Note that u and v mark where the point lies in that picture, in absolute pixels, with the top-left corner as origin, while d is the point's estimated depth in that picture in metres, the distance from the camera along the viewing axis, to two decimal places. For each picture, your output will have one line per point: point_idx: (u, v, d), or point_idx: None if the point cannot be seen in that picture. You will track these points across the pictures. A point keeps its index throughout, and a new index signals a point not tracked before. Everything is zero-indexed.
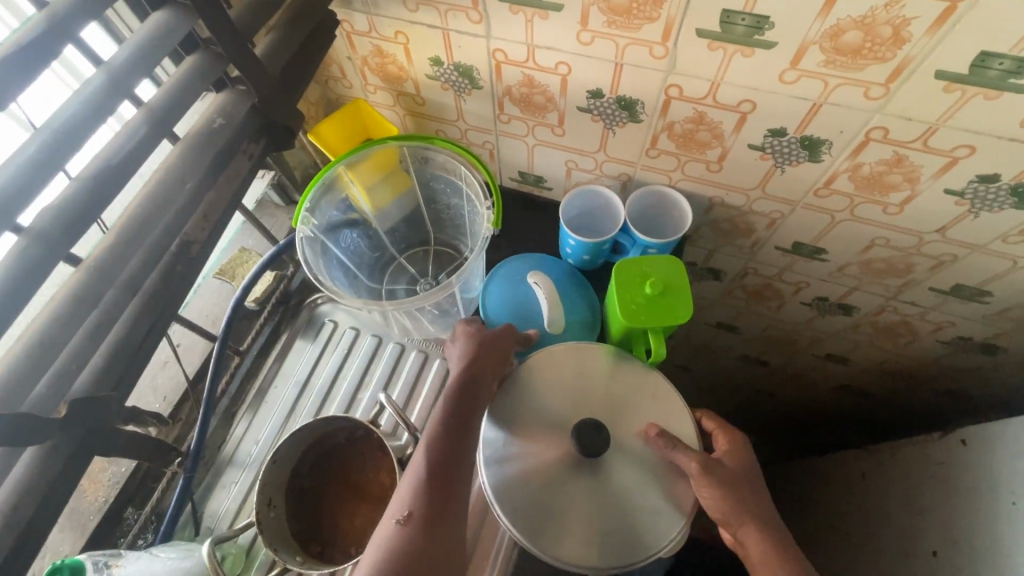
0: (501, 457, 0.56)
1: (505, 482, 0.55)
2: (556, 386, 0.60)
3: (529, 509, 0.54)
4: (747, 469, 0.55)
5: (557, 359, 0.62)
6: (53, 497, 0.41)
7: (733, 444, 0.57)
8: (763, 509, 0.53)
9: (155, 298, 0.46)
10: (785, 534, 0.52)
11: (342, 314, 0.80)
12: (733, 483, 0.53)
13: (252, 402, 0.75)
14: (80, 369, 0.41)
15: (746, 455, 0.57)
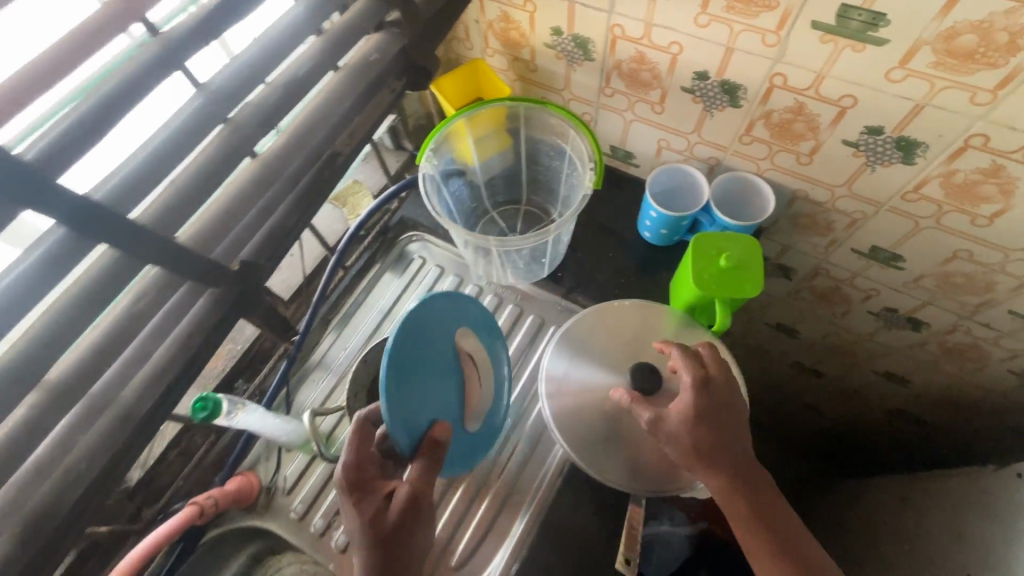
0: (562, 388, 0.65)
1: (565, 408, 0.64)
2: (616, 336, 0.67)
3: (584, 433, 0.63)
4: (722, 413, 0.56)
5: (613, 316, 0.69)
6: (215, 336, 0.52)
7: (696, 393, 0.56)
8: (717, 460, 0.55)
9: (305, 196, 0.55)
10: (747, 476, 0.56)
11: (430, 253, 0.89)
12: (680, 444, 0.56)
13: (342, 317, 0.85)
14: (249, 239, 0.51)
15: (709, 402, 0.56)
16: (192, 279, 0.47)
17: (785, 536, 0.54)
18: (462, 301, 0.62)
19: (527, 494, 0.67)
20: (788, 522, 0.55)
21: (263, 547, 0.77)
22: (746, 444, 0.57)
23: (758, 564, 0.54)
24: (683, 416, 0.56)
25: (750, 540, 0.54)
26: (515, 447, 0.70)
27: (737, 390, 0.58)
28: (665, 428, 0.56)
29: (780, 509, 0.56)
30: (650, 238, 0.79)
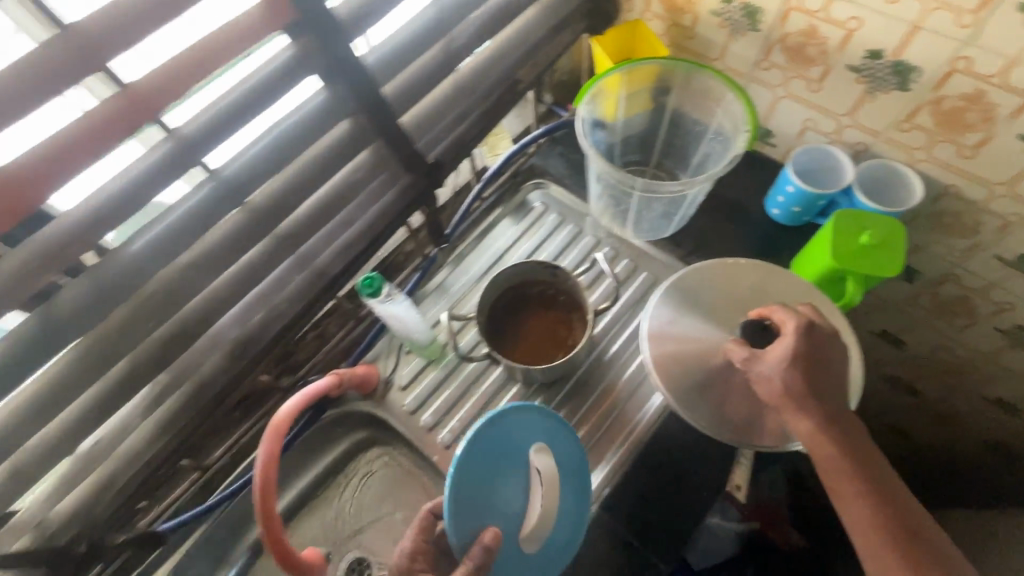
0: (667, 332, 0.69)
1: (667, 353, 0.68)
2: (731, 293, 0.71)
3: (680, 374, 0.67)
4: (822, 357, 0.60)
5: (717, 272, 0.72)
6: (396, 223, 0.59)
7: (799, 339, 0.59)
8: (810, 403, 0.59)
9: (486, 115, 0.61)
10: (838, 421, 0.59)
11: (551, 203, 0.93)
12: (777, 386, 0.60)
13: (458, 254, 0.90)
14: (439, 142, 0.58)
15: (809, 345, 0.59)
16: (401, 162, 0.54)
17: (871, 478, 0.58)
18: (538, 415, 0.64)
19: (621, 433, 0.75)
20: (880, 470, 0.58)
21: (369, 434, 0.86)
22: (840, 391, 0.61)
23: (851, 506, 0.57)
24: (783, 360, 0.59)
25: (842, 484, 0.58)
26: (618, 382, 0.79)
27: (837, 342, 0.61)
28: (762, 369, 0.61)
29: (869, 453, 0.59)
30: (779, 215, 0.81)
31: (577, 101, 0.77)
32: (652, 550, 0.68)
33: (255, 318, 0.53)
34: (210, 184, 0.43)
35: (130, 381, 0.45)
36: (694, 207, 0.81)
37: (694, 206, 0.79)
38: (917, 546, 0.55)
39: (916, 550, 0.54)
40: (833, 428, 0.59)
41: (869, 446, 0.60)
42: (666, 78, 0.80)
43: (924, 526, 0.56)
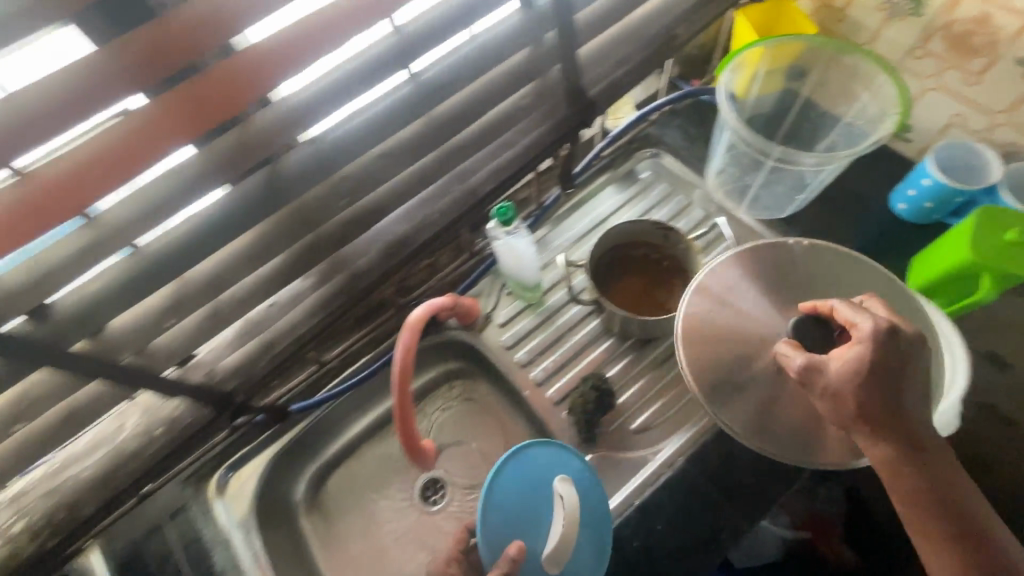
0: (711, 322, 0.65)
1: (709, 350, 0.64)
2: (791, 290, 0.67)
3: (721, 376, 0.63)
4: (895, 368, 0.54)
5: (761, 258, 0.69)
6: (542, 157, 0.62)
7: (874, 350, 0.54)
8: (882, 424, 0.54)
9: (642, 66, 0.63)
10: (914, 441, 0.55)
11: (662, 173, 0.95)
12: (848, 404, 0.55)
13: (566, 210, 0.93)
14: (597, 83, 0.61)
15: (881, 354, 0.54)
16: (565, 96, 0.57)
17: (947, 499, 0.55)
18: (546, 447, 0.70)
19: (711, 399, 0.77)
20: (955, 495, 0.55)
21: (459, 367, 0.91)
22: (916, 406, 0.56)
23: (921, 532, 0.55)
24: (853, 374, 0.54)
25: (916, 508, 0.55)
26: None
27: (917, 349, 0.56)
28: (829, 385, 0.55)
29: (947, 471, 0.55)
30: (905, 210, 0.80)
31: (719, 68, 0.77)
32: (738, 512, 0.69)
33: (411, 222, 0.58)
34: (408, 85, 0.47)
35: (312, 253, 0.51)
36: (821, 187, 0.80)
37: (822, 183, 0.78)
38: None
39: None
40: (909, 452, 0.55)
41: (949, 463, 0.56)
42: (810, 58, 0.80)
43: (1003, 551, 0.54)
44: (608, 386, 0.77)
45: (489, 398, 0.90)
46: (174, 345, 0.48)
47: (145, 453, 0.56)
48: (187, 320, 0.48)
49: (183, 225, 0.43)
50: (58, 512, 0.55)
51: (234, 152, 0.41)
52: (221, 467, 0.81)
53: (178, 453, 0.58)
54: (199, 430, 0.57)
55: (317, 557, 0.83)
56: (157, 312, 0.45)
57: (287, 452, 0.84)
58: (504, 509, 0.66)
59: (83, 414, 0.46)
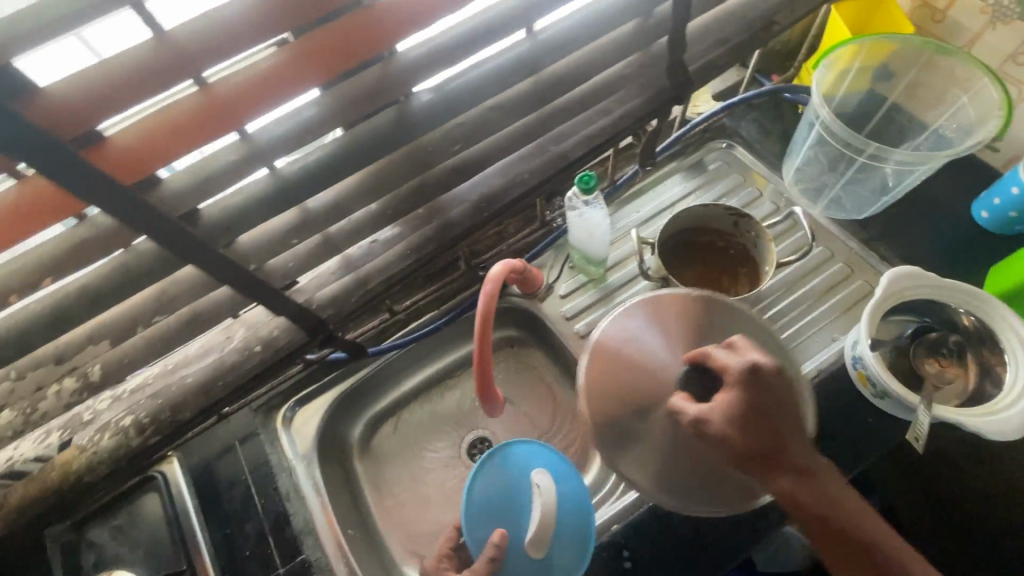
0: (608, 368, 0.64)
1: (603, 406, 0.63)
2: (674, 332, 0.65)
3: (616, 421, 0.63)
4: (770, 408, 0.54)
5: (669, 308, 0.67)
6: (633, 130, 0.64)
7: (743, 394, 0.54)
8: (769, 463, 0.54)
9: (740, 49, 0.65)
10: (806, 477, 0.54)
11: (734, 165, 0.95)
12: (734, 452, 0.54)
13: (634, 192, 0.94)
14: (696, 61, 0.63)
15: (751, 396, 0.54)
16: (666, 70, 0.60)
17: (853, 535, 0.53)
18: (526, 446, 0.74)
19: None
20: (868, 520, 0.54)
21: (515, 335, 0.94)
22: (796, 437, 0.55)
23: (841, 564, 0.54)
24: (732, 420, 0.53)
25: (829, 545, 0.54)
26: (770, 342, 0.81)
27: (788, 387, 0.55)
28: (710, 432, 0.54)
29: (850, 504, 0.54)
30: (986, 219, 0.80)
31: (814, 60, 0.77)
32: None
33: (504, 177, 0.61)
34: (527, 42, 0.50)
35: (417, 194, 0.55)
36: (906, 189, 0.80)
37: (908, 184, 0.78)
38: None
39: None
40: (805, 488, 0.54)
41: (851, 495, 0.55)
42: (904, 58, 0.79)
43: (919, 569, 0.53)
44: None
45: (541, 367, 0.93)
46: (289, 265, 0.53)
47: (244, 367, 0.60)
48: (302, 243, 0.52)
49: (318, 152, 0.47)
50: (162, 412, 0.60)
51: (362, 95, 0.44)
52: (289, 402, 0.85)
53: (270, 372, 0.62)
54: (292, 352, 0.62)
55: (368, 497, 0.87)
56: (284, 230, 0.49)
57: (349, 394, 0.89)
58: (486, 504, 0.70)
59: (206, 318, 0.50)
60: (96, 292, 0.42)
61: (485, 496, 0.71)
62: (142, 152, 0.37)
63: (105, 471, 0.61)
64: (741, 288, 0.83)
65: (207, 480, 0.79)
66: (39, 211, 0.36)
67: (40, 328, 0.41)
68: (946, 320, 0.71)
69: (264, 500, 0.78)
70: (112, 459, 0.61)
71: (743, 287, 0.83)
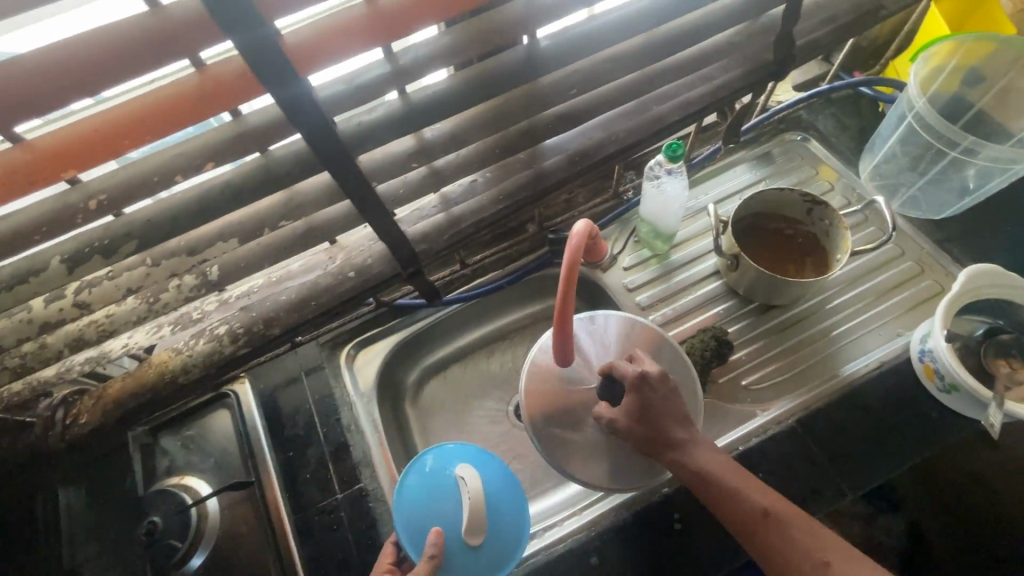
0: (545, 388, 0.74)
1: (540, 418, 0.73)
2: (603, 347, 0.76)
3: (556, 433, 0.73)
4: (651, 397, 0.66)
5: (601, 328, 0.77)
6: (729, 100, 0.65)
7: (634, 392, 0.66)
8: (658, 445, 0.66)
9: (845, 30, 0.65)
10: (696, 454, 0.64)
11: (807, 157, 0.95)
12: (632, 436, 0.67)
13: (705, 174, 0.95)
14: (802, 37, 0.63)
15: (637, 389, 0.66)
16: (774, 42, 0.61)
17: (744, 504, 0.60)
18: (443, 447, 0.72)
19: (824, 374, 0.78)
20: (733, 473, 0.63)
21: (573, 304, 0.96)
22: (680, 421, 0.66)
23: (719, 509, 0.62)
24: (629, 411, 0.67)
25: (731, 519, 0.61)
26: (831, 332, 0.82)
27: (672, 386, 0.67)
28: (619, 427, 0.67)
29: (739, 476, 0.63)
30: None
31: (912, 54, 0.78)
32: (840, 477, 0.71)
33: (601, 134, 0.63)
34: None
35: (524, 137, 0.57)
36: (986, 193, 0.80)
37: (989, 187, 0.78)
38: (766, 524, 0.59)
39: (765, 530, 0.59)
40: (690, 462, 0.64)
41: (737, 470, 0.63)
42: (1002, 62, 0.79)
43: (777, 505, 0.60)
44: (728, 339, 0.79)
45: None
46: (399, 192, 0.55)
47: (336, 290, 0.64)
48: (413, 172, 0.55)
49: (449, 81, 0.49)
50: (256, 323, 0.63)
51: (495, 29, 0.47)
52: (352, 342, 0.88)
53: (357, 299, 0.65)
54: (380, 282, 0.65)
55: (417, 442, 0.90)
56: (404, 154, 0.52)
57: (409, 342, 0.92)
58: (418, 511, 0.67)
59: (320, 232, 0.53)
60: (241, 185, 0.45)
61: (416, 501, 0.67)
62: (308, 51, 0.39)
63: (196, 374, 0.63)
64: (804, 273, 0.83)
65: (273, 405, 0.83)
66: (215, 94, 0.38)
67: (187, 213, 0.45)
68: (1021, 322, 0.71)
69: (325, 430, 0.81)
70: (204, 365, 0.63)
71: (807, 272, 0.83)
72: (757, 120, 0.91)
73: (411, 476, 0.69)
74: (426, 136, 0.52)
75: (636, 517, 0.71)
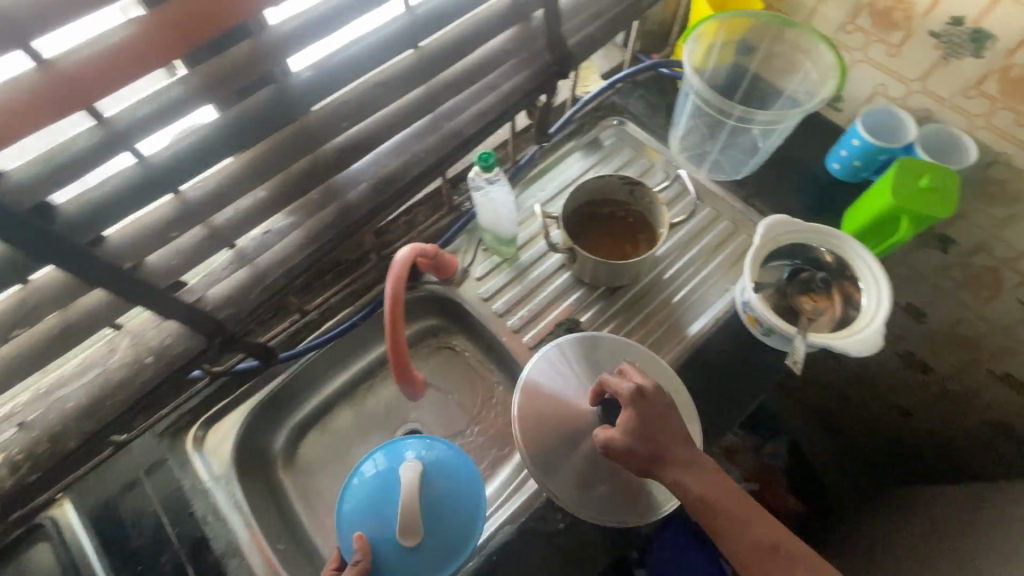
0: (541, 410, 0.76)
1: (537, 437, 0.75)
2: (582, 374, 0.79)
3: (550, 462, 0.74)
4: (654, 420, 0.66)
5: (575, 355, 0.80)
6: (526, 102, 0.66)
7: (633, 408, 0.66)
8: (659, 469, 0.65)
9: (615, 21, 0.68)
10: (701, 480, 0.63)
11: (625, 139, 1.01)
12: (630, 455, 0.66)
13: (539, 171, 0.97)
14: (573, 36, 0.66)
15: (640, 412, 0.66)
16: (547, 42, 0.63)
17: (745, 528, 0.61)
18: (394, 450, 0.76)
19: (672, 341, 0.84)
20: (736, 499, 0.63)
21: (438, 323, 0.94)
22: (682, 444, 0.65)
23: (721, 536, 0.62)
24: (627, 433, 0.66)
25: (733, 546, 0.62)
26: (670, 300, 0.88)
27: (668, 402, 0.67)
28: (615, 448, 0.66)
29: (744, 504, 0.63)
30: (838, 169, 0.90)
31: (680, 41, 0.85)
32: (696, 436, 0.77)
33: (399, 158, 0.61)
34: (405, 17, 0.51)
35: (309, 177, 0.53)
36: (770, 151, 0.90)
37: (769, 148, 0.88)
38: (771, 556, 0.60)
39: (768, 560, 0.60)
40: (695, 487, 0.63)
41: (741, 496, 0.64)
42: (760, 34, 0.88)
43: (781, 539, 0.61)
44: (580, 326, 0.85)
45: (467, 352, 0.93)
46: (172, 263, 0.49)
47: (136, 382, 0.56)
48: (185, 237, 0.49)
49: (192, 135, 0.44)
50: (40, 444, 0.53)
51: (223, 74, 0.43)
52: (198, 421, 0.79)
53: (166, 385, 0.58)
54: (188, 361, 0.58)
55: (299, 509, 0.83)
56: (162, 222, 0.46)
57: (266, 405, 0.84)
58: (360, 513, 0.72)
59: (81, 328, 0.46)
60: None
61: (359, 505, 0.72)
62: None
63: None
64: (638, 251, 0.88)
65: (109, 519, 0.72)
66: None
67: None
68: (812, 259, 0.79)
69: (180, 528, 0.72)
70: None
71: (640, 250, 0.88)
72: (573, 112, 0.95)
73: (351, 490, 0.73)
74: (187, 197, 0.47)
75: (520, 529, 0.72)
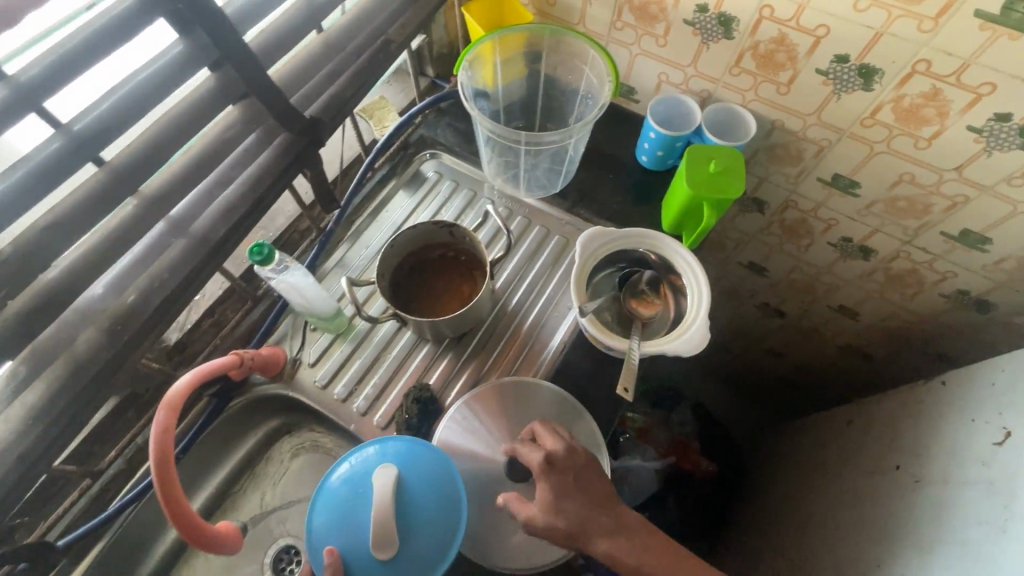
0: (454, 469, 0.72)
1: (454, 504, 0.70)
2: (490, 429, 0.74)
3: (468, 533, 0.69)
4: (569, 484, 0.62)
5: (477, 412, 0.75)
6: (279, 184, 0.58)
7: (547, 479, 0.62)
8: (581, 537, 0.61)
9: (361, 73, 0.63)
10: (622, 535, 0.61)
11: (442, 171, 0.96)
12: (552, 531, 0.61)
13: (356, 229, 0.90)
14: (310, 104, 0.59)
15: (553, 480, 0.62)
16: (279, 117, 0.55)
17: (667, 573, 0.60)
18: (366, 452, 0.65)
19: (529, 374, 0.81)
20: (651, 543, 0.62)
21: (286, 421, 0.84)
22: (599, 504, 0.62)
23: None
24: (545, 506, 0.61)
25: None
26: (520, 330, 0.84)
27: (582, 460, 0.64)
28: (537, 527, 0.61)
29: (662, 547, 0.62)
30: (647, 161, 0.91)
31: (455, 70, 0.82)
32: None
33: (135, 286, 0.52)
34: (59, 139, 0.42)
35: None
36: (575, 158, 0.89)
37: (572, 156, 0.87)
38: None
39: None
40: (617, 547, 0.60)
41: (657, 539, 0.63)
42: (536, 46, 0.86)
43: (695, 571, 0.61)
44: (429, 392, 0.77)
45: (326, 443, 0.84)
46: None
47: None
48: None
49: None
50: None
51: None
52: None
53: None
54: None
55: None
56: None
57: None
58: (330, 528, 0.61)
59: None
60: None
61: (330, 519, 0.61)
62: None
63: None
64: (473, 292, 0.83)
65: None
66: None
67: None
68: (639, 259, 0.79)
69: None
70: None
71: (474, 288, 0.83)
72: (371, 160, 0.88)
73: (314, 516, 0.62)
74: None
75: None
